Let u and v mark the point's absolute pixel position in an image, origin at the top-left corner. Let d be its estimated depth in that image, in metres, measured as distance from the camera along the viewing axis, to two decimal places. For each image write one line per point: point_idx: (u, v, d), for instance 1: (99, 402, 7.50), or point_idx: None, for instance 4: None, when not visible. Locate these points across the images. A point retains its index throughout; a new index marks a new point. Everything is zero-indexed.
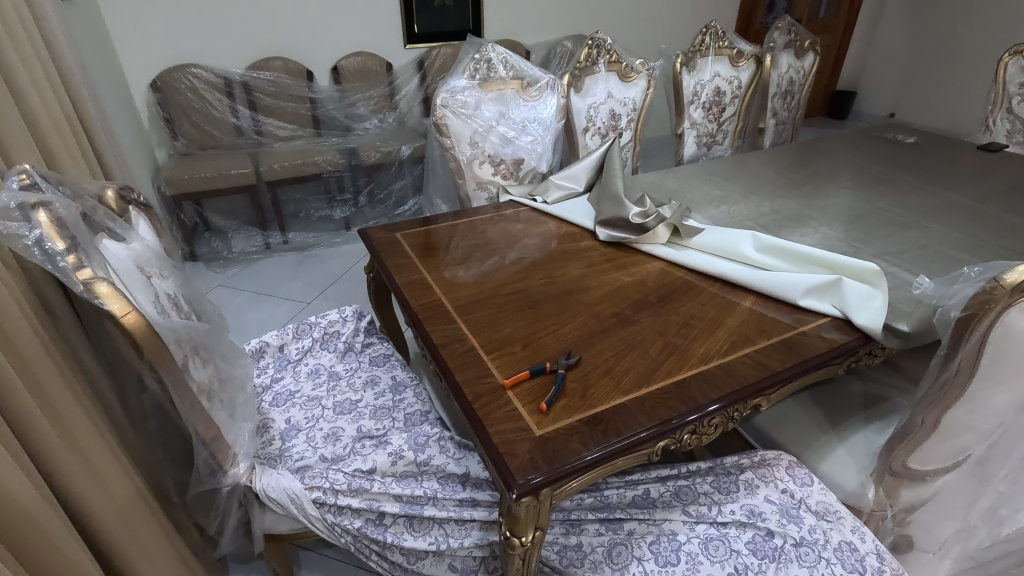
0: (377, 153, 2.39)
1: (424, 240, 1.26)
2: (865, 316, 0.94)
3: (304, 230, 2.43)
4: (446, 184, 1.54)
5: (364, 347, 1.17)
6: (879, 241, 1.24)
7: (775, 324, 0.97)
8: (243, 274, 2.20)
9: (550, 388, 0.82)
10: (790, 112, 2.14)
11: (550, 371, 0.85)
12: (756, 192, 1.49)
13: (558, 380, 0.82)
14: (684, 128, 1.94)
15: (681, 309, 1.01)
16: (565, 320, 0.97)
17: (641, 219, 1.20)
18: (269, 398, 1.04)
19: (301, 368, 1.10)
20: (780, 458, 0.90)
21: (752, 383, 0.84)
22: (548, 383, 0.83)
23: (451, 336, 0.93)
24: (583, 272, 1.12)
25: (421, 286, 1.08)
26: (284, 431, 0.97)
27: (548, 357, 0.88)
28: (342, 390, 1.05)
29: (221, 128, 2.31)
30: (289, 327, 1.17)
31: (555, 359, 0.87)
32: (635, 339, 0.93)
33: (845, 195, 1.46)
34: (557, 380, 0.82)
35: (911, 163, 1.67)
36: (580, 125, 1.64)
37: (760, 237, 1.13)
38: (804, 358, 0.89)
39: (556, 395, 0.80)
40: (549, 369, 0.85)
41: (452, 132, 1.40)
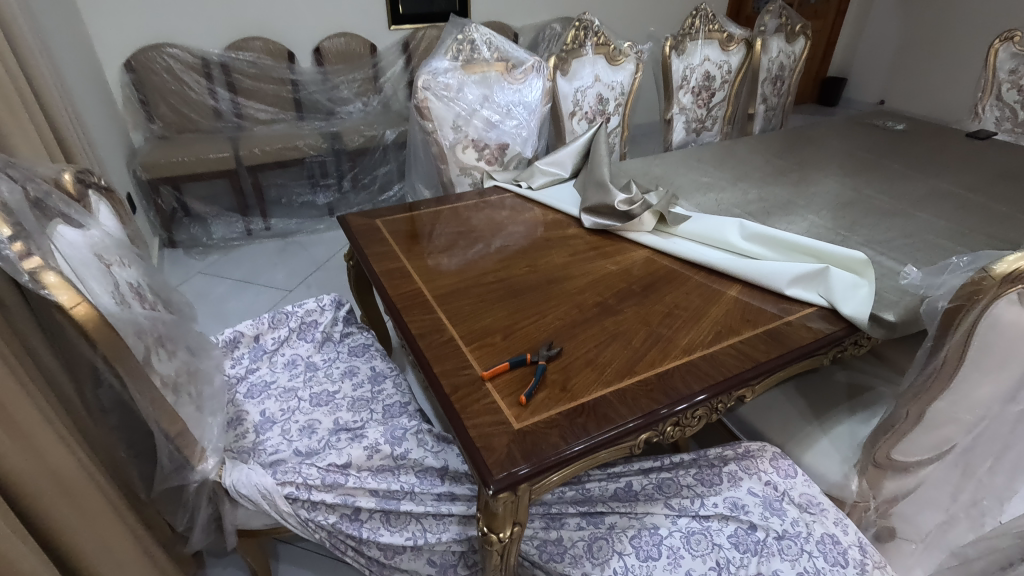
0: (361, 137, 2.34)
1: (406, 226, 1.23)
2: (851, 306, 0.92)
3: (286, 217, 2.37)
4: (428, 169, 1.49)
5: (343, 337, 1.14)
6: (867, 229, 1.22)
7: (759, 314, 0.95)
8: (224, 261, 2.15)
9: (530, 380, 0.80)
10: (780, 98, 2.11)
11: (531, 363, 0.83)
12: (744, 179, 1.47)
13: (538, 373, 0.80)
14: (673, 113, 1.90)
15: (666, 298, 0.99)
16: (548, 309, 0.95)
17: (627, 206, 1.18)
18: (243, 390, 1.01)
19: (278, 358, 1.07)
20: (764, 450, 0.90)
21: (736, 373, 0.82)
22: (529, 375, 0.81)
23: (430, 327, 0.90)
24: (567, 260, 1.10)
25: (399, 275, 1.05)
26: (258, 424, 0.94)
27: (528, 348, 0.86)
28: (319, 381, 1.03)
29: (199, 111, 2.24)
30: (265, 316, 1.13)
31: (536, 350, 0.85)
32: (618, 329, 0.91)
33: (833, 183, 1.45)
34: (539, 371, 0.80)
35: (899, 150, 1.66)
36: (566, 110, 1.61)
37: (747, 225, 1.11)
38: (788, 348, 0.87)
39: (536, 387, 0.78)
40: (529, 360, 0.83)
41: (434, 115, 1.36)
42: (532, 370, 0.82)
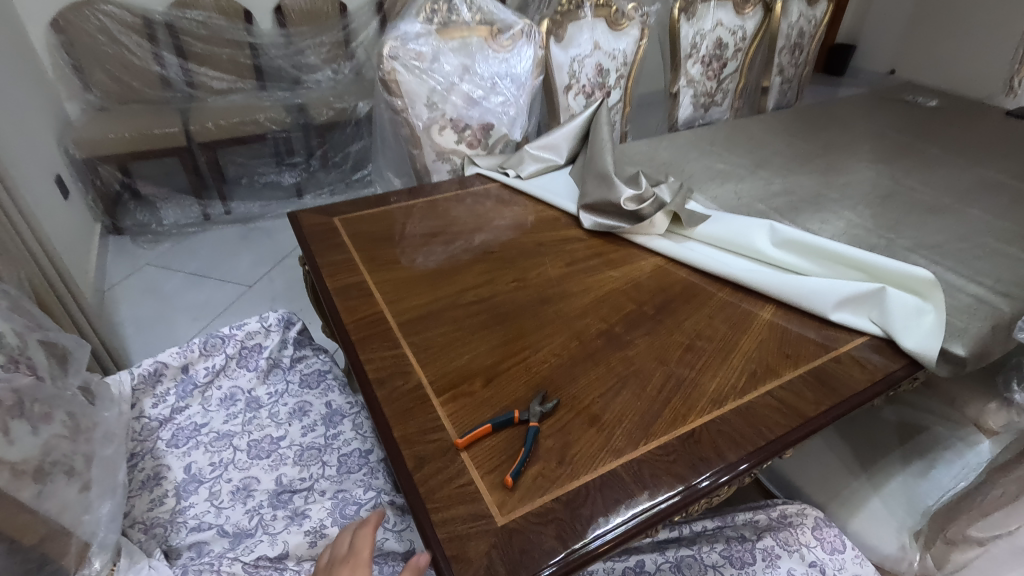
0: (330, 110, 2.09)
1: (371, 226, 1.03)
2: (914, 338, 0.75)
3: (248, 199, 2.14)
4: (398, 155, 1.27)
5: (294, 363, 0.95)
6: (914, 230, 1.04)
7: (801, 344, 0.77)
8: (177, 250, 1.94)
9: (517, 449, 0.62)
10: (797, 69, 1.89)
11: (519, 423, 0.64)
12: (765, 166, 1.27)
13: (529, 440, 0.62)
14: (680, 86, 1.68)
15: (685, 324, 0.80)
16: (539, 341, 0.76)
17: (636, 204, 0.99)
18: (165, 437, 0.82)
19: (212, 394, 0.88)
20: (804, 516, 0.74)
21: (779, 434, 0.65)
22: (516, 440, 0.63)
23: (392, 368, 0.72)
24: (564, 272, 0.91)
25: (358, 292, 0.85)
26: (179, 485, 0.76)
27: (516, 399, 0.68)
28: (261, 424, 0.85)
29: (142, 79, 1.97)
30: (196, 340, 0.91)
31: (526, 403, 0.67)
32: (628, 369, 0.73)
33: (868, 170, 1.25)
34: (529, 438, 0.62)
35: (935, 131, 1.46)
36: (561, 83, 1.38)
37: (778, 228, 0.92)
38: (838, 395, 0.70)
39: (526, 461, 0.60)
40: (516, 420, 0.64)
41: (403, 91, 1.14)
42: (520, 433, 0.64)
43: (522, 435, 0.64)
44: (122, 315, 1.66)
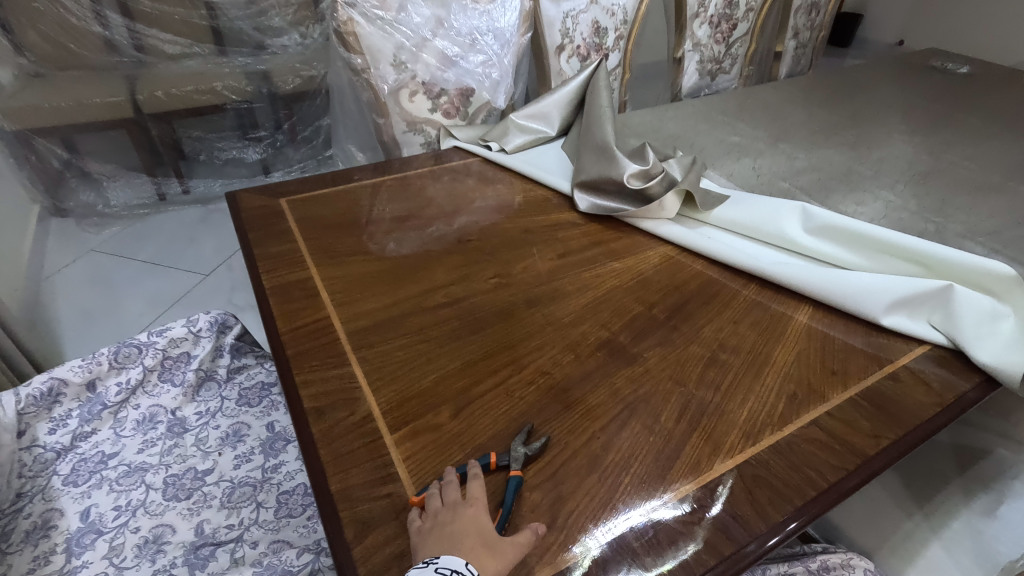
0: (297, 78, 1.91)
1: (325, 208, 0.86)
2: (990, 350, 0.60)
3: (209, 177, 1.97)
4: (361, 127, 1.10)
5: (231, 375, 0.79)
6: (963, 213, 0.89)
7: (849, 356, 0.62)
8: (127, 234, 1.78)
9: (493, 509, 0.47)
10: (812, 33, 1.72)
11: (497, 471, 0.50)
12: (786, 139, 1.11)
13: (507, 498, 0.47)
14: (684, 50, 1.51)
15: (704, 331, 0.65)
16: (525, 356, 0.61)
17: (641, 182, 0.83)
18: (62, 473, 0.66)
19: (125, 416, 0.72)
20: (851, 569, 0.61)
21: (833, 481, 0.50)
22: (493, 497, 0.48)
23: (335, 395, 0.56)
24: (555, 265, 0.75)
25: (301, 293, 0.69)
26: (72, 538, 0.61)
27: (491, 436, 0.53)
28: (183, 454, 0.69)
29: (83, 41, 1.70)
30: (105, 350, 0.75)
31: (504, 442, 0.52)
32: (635, 391, 0.57)
33: (901, 144, 1.10)
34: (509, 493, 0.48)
35: (972, 101, 1.30)
36: (552, 42, 1.19)
37: (812, 211, 0.77)
38: (903, 425, 0.55)
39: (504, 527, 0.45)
40: (493, 466, 0.50)
41: (364, 47, 0.95)
42: (495, 484, 0.49)
43: (500, 488, 0.49)
44: (60, 309, 1.48)
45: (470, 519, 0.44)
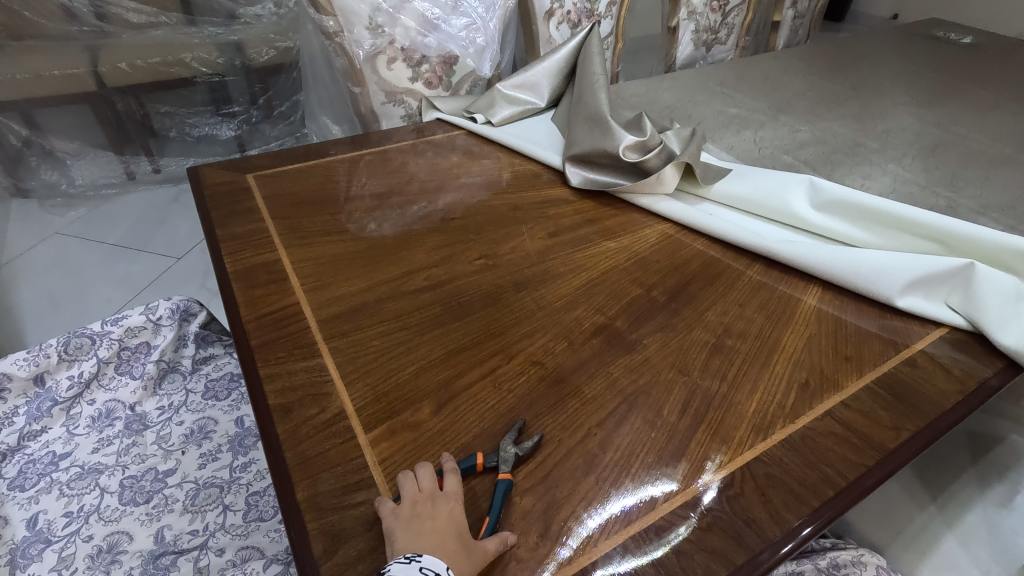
0: (271, 49, 1.81)
1: (296, 185, 0.79)
2: (1014, 333, 0.56)
3: (181, 156, 1.87)
4: (336, 98, 1.02)
5: (196, 366, 0.73)
6: (974, 186, 0.84)
7: (863, 341, 0.58)
8: (94, 216, 1.69)
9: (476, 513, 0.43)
10: (811, 2, 1.65)
11: (485, 474, 0.45)
12: (788, 110, 1.06)
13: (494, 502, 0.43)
14: (679, 19, 1.44)
15: (707, 315, 0.60)
16: (513, 344, 0.56)
17: (638, 155, 0.77)
18: (8, 477, 0.61)
19: (79, 413, 0.66)
20: (863, 566, 0.56)
21: (851, 479, 0.45)
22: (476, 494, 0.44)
23: (303, 390, 0.51)
24: (546, 245, 0.69)
25: (267, 277, 0.63)
26: (16, 549, 0.55)
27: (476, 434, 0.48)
28: (142, 453, 0.63)
29: (39, 8, 1.53)
30: (54, 342, 0.68)
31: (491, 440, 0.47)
32: (634, 382, 0.53)
33: (907, 116, 1.05)
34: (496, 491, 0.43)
35: (977, 71, 1.25)
36: (541, 7, 1.12)
37: (820, 185, 0.72)
38: (924, 416, 0.51)
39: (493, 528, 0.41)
40: (481, 468, 0.45)
41: (336, 8, 0.87)
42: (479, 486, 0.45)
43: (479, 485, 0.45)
44: (23, 295, 1.41)
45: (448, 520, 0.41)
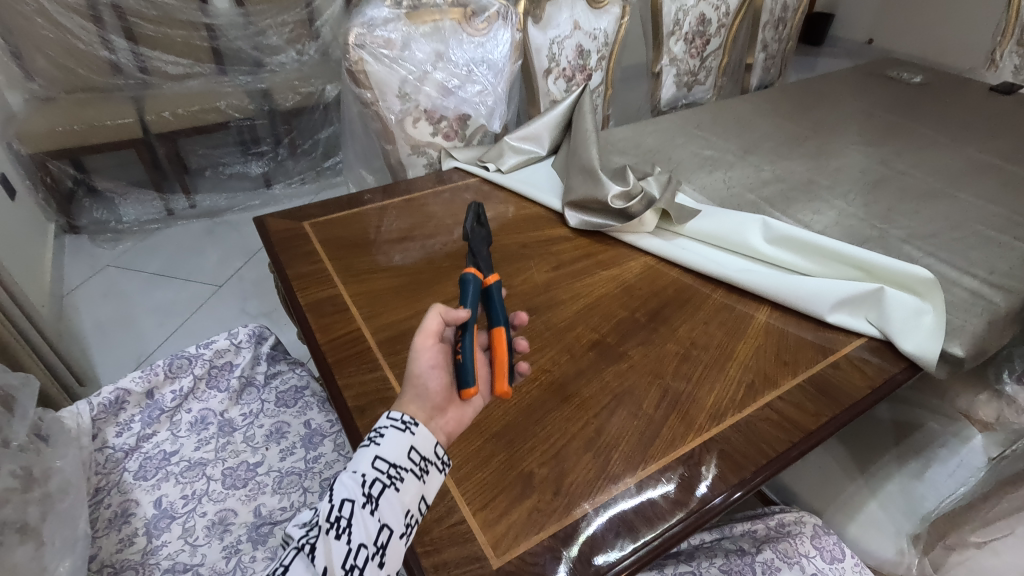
0: (296, 94, 2.01)
1: (343, 230, 0.96)
2: (913, 340, 0.73)
3: (213, 192, 2.05)
4: (369, 149, 1.21)
5: (268, 380, 0.90)
6: (906, 218, 1.01)
7: (799, 349, 0.75)
8: (138, 249, 1.86)
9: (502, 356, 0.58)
10: (780, 45, 1.85)
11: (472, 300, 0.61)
12: (754, 151, 1.24)
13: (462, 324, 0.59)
14: (662, 65, 1.63)
15: (679, 332, 0.77)
16: (526, 358, 0.72)
17: (624, 202, 0.94)
18: (132, 469, 0.77)
19: (181, 418, 0.83)
20: (803, 524, 0.73)
21: (781, 451, 0.62)
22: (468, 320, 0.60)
23: (372, 395, 0.67)
24: (551, 276, 0.87)
25: (331, 308, 0.80)
26: (150, 522, 0.72)
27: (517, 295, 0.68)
28: (235, 450, 0.80)
29: (90, 65, 1.83)
30: (160, 362, 0.86)
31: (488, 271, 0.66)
32: (622, 384, 0.69)
33: (856, 154, 1.23)
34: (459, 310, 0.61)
35: (923, 110, 1.43)
36: (540, 66, 1.31)
37: (771, 223, 0.89)
38: (841, 405, 0.67)
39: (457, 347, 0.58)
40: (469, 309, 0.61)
41: (373, 83, 1.06)
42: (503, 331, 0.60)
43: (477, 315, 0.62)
44: (83, 322, 1.57)
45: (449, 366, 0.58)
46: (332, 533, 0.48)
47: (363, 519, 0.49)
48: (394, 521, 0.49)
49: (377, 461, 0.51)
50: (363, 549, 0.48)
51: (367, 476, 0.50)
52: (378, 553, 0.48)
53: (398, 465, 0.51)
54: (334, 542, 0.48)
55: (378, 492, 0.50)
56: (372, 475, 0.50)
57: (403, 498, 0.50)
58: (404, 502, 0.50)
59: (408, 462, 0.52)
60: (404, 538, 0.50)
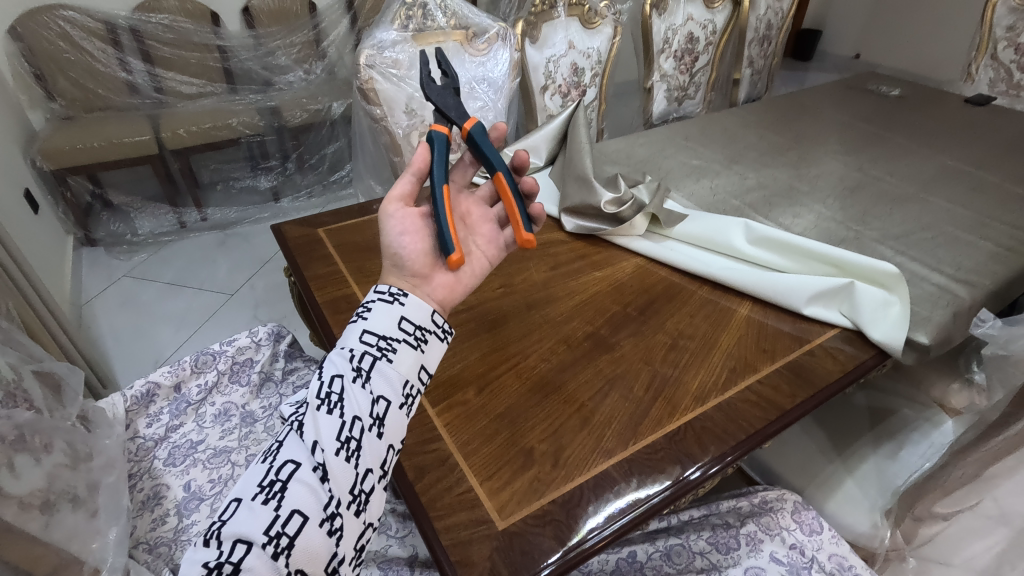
0: (303, 111, 2.09)
1: (355, 235, 1.03)
2: (881, 329, 0.80)
3: (224, 205, 2.13)
4: (377, 161, 1.29)
5: (285, 375, 0.96)
6: (880, 221, 1.08)
7: (777, 339, 0.81)
8: (152, 260, 1.93)
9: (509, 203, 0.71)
10: (765, 60, 1.94)
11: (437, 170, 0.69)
12: (740, 160, 1.31)
13: (435, 185, 0.67)
14: (653, 81, 1.71)
15: (667, 325, 0.83)
16: (527, 347, 0.79)
17: (615, 207, 1.01)
18: (161, 456, 0.83)
19: (206, 411, 0.89)
20: (784, 500, 0.80)
21: (759, 427, 0.69)
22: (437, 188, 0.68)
23: None
24: (549, 276, 0.93)
25: (347, 305, 0.87)
26: (180, 503, 0.78)
27: (495, 132, 0.76)
28: (257, 439, 0.86)
29: (109, 86, 1.98)
30: (186, 358, 0.92)
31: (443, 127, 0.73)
32: (615, 371, 0.76)
33: (835, 162, 1.30)
34: (427, 173, 0.68)
35: (900, 121, 1.51)
36: (536, 83, 1.39)
37: (753, 225, 0.96)
38: (814, 387, 0.74)
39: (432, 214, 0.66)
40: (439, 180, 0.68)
41: (382, 99, 1.15)
42: (503, 177, 0.71)
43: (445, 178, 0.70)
44: (102, 329, 1.64)
45: (427, 233, 0.65)
46: (323, 409, 0.52)
47: (355, 393, 0.53)
48: (388, 392, 0.54)
49: (366, 335, 0.56)
50: (358, 421, 0.52)
51: (356, 350, 0.55)
52: (375, 423, 0.53)
53: (388, 336, 0.56)
54: (325, 416, 0.51)
55: (369, 366, 0.54)
56: (361, 349, 0.55)
57: (397, 367, 0.55)
58: (398, 371, 0.55)
59: (398, 333, 0.57)
60: (401, 407, 0.55)
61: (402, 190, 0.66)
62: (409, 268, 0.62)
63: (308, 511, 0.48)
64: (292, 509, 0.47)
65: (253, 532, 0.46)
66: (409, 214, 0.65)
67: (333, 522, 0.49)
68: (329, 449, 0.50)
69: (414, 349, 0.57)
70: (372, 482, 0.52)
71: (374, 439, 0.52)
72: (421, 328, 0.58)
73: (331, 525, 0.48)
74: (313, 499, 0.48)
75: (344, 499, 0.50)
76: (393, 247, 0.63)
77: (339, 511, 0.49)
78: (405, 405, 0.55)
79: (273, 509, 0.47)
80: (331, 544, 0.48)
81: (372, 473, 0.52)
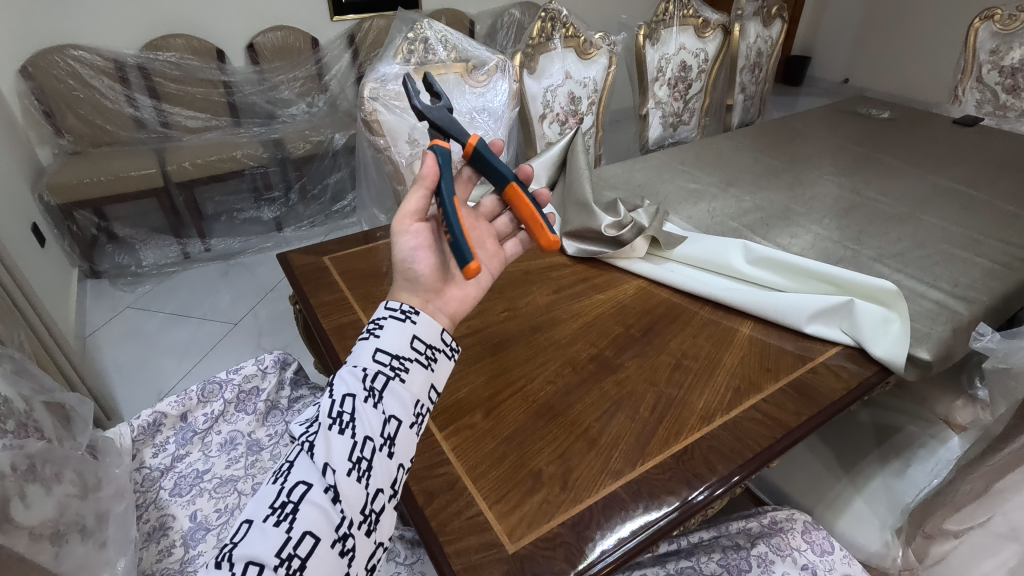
0: (306, 143, 2.14)
1: (361, 263, 1.05)
2: (882, 346, 0.80)
3: (227, 236, 2.16)
4: (381, 190, 1.31)
5: (292, 403, 0.96)
6: (877, 240, 1.10)
7: (780, 358, 0.82)
8: (156, 291, 1.95)
9: (522, 200, 0.74)
10: (757, 86, 2.00)
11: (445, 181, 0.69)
12: (736, 183, 1.34)
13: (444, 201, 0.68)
14: (648, 108, 1.76)
15: (670, 346, 0.84)
16: (532, 370, 0.80)
17: (616, 230, 1.02)
18: (167, 487, 0.82)
19: (212, 440, 0.89)
20: (794, 521, 0.79)
21: (766, 446, 0.69)
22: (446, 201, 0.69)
23: None
24: (552, 299, 0.94)
25: (354, 332, 0.88)
26: (186, 534, 0.77)
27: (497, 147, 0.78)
28: (263, 467, 0.85)
29: (116, 121, 2.02)
30: (192, 388, 0.93)
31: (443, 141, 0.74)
32: (620, 392, 0.76)
33: (830, 184, 1.33)
34: (437, 186, 0.69)
35: (891, 143, 1.55)
36: (535, 112, 1.43)
37: (751, 246, 0.97)
38: (818, 405, 0.74)
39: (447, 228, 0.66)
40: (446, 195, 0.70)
41: (385, 130, 1.18)
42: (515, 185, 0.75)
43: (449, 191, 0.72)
44: (106, 361, 1.64)
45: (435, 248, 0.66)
46: (335, 428, 0.52)
47: (367, 412, 0.53)
48: (400, 412, 0.55)
49: (379, 354, 0.56)
50: (369, 441, 0.52)
51: (369, 369, 0.55)
52: (386, 443, 0.53)
53: (400, 355, 0.57)
54: (338, 436, 0.52)
55: (381, 386, 0.55)
56: (373, 368, 0.55)
57: (409, 387, 0.56)
58: (411, 390, 0.56)
59: (409, 352, 0.58)
60: (412, 426, 0.55)
61: (414, 206, 0.67)
62: (422, 284, 0.63)
63: (319, 532, 0.48)
64: (303, 530, 0.48)
65: (265, 553, 0.46)
66: (421, 229, 0.66)
67: (345, 543, 0.49)
68: (341, 469, 0.50)
69: (425, 368, 0.58)
70: (382, 502, 0.52)
71: (386, 459, 0.53)
72: (432, 347, 0.59)
73: (342, 546, 0.49)
74: (325, 520, 0.48)
75: (355, 518, 0.50)
76: (406, 263, 0.64)
77: (351, 531, 0.49)
78: (416, 424, 0.55)
79: (285, 531, 0.47)
80: (342, 565, 0.48)
81: (383, 493, 0.52)
